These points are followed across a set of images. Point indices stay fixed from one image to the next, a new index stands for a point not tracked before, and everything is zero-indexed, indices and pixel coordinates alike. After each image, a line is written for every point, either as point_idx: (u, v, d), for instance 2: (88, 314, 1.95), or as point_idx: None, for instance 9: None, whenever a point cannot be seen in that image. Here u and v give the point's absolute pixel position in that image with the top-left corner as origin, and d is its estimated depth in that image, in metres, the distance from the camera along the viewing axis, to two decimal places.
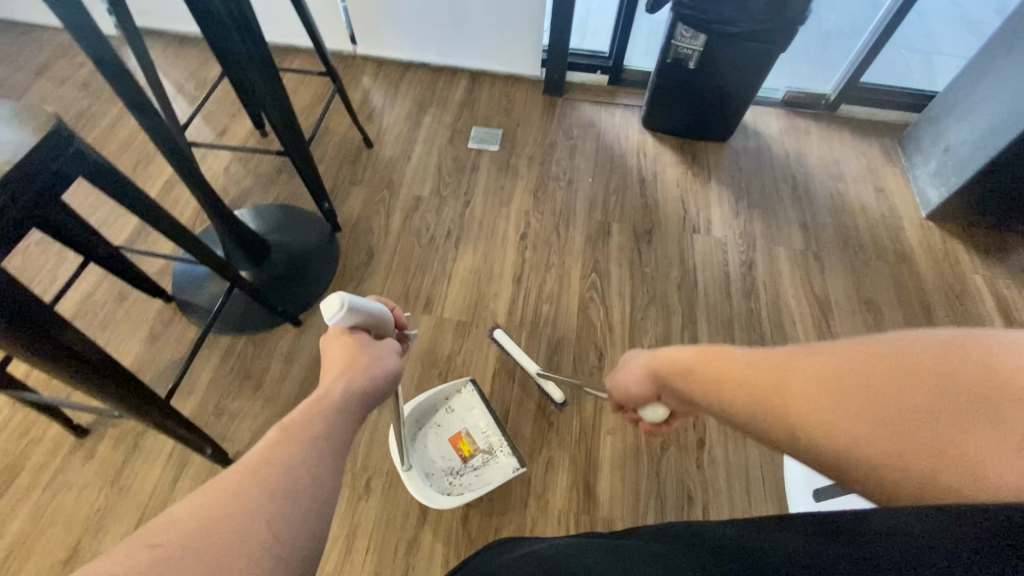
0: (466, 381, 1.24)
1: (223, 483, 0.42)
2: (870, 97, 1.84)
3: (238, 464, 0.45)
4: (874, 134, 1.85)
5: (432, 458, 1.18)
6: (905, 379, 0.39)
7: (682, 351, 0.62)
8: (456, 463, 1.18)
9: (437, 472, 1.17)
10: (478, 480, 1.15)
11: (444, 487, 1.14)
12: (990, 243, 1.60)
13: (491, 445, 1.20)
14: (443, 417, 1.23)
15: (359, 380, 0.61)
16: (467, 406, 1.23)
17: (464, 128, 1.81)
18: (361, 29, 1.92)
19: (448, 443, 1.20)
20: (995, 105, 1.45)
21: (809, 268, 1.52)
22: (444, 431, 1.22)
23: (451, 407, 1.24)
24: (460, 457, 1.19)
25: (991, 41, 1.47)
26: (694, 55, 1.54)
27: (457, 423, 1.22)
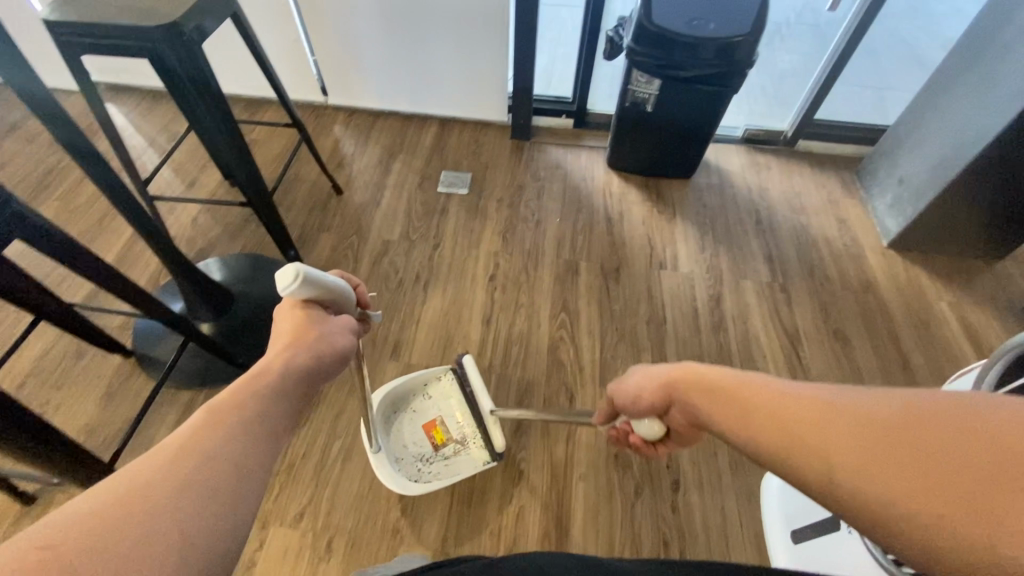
0: (447, 369, 1.26)
1: (136, 473, 0.38)
2: (825, 133, 1.91)
3: (156, 449, 0.41)
4: (832, 167, 1.91)
5: (404, 444, 1.21)
6: (940, 426, 0.39)
7: (706, 367, 0.62)
8: (427, 451, 1.21)
9: (407, 458, 1.19)
10: (447, 470, 1.18)
11: (413, 472, 1.17)
12: (951, 270, 1.63)
13: (464, 436, 1.22)
14: (419, 404, 1.25)
15: (305, 353, 0.60)
16: (445, 393, 1.26)
17: (433, 173, 1.83)
18: (331, 81, 1.97)
19: (422, 429, 1.23)
20: (942, 137, 1.49)
21: (776, 300, 1.53)
22: (419, 416, 1.25)
23: (428, 395, 1.26)
24: (432, 444, 1.21)
25: (936, 76, 1.52)
26: (650, 99, 1.60)
27: (433, 410, 1.25)
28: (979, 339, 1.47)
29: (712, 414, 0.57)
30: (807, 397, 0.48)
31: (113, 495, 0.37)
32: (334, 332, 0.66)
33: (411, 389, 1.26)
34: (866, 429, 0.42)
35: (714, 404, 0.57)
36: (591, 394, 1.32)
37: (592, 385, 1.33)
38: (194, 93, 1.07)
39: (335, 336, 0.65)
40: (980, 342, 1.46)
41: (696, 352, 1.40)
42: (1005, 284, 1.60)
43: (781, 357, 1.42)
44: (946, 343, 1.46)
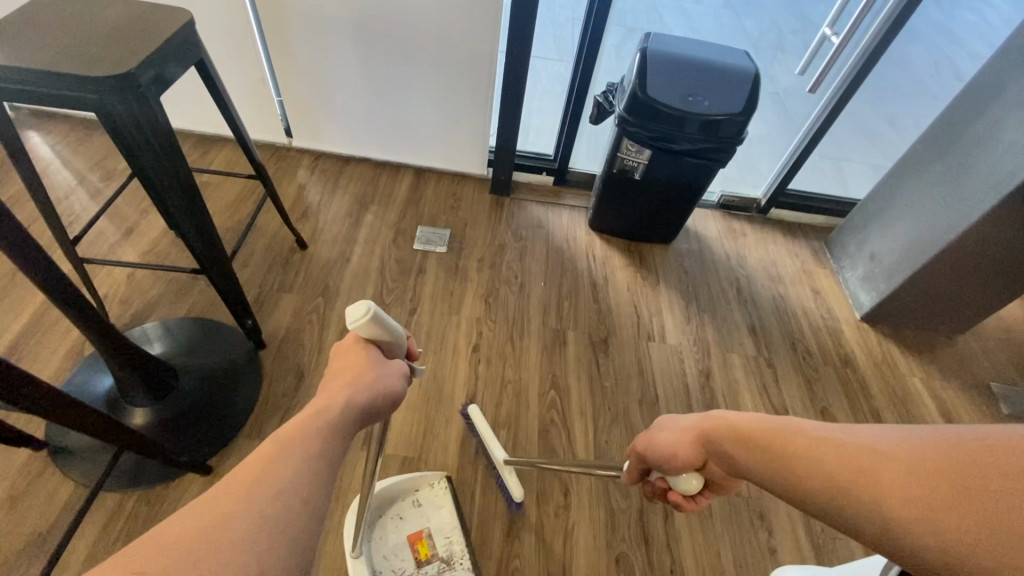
0: (442, 477, 1.15)
1: (217, 498, 0.46)
2: (796, 203, 1.96)
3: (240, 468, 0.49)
4: (802, 236, 1.96)
5: (383, 555, 1.05)
6: (977, 466, 0.47)
7: (740, 416, 0.69)
8: (408, 567, 1.04)
9: (385, 573, 1.02)
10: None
11: None
12: (919, 344, 1.68)
13: (451, 553, 1.07)
14: (407, 510, 1.11)
15: (362, 393, 0.68)
16: (437, 503, 1.12)
17: (408, 228, 1.71)
18: (297, 123, 1.83)
19: (405, 540, 1.08)
20: (908, 213, 1.58)
21: (764, 376, 1.51)
22: (404, 525, 1.10)
23: (417, 502, 1.12)
24: (414, 560, 1.05)
25: (903, 159, 1.60)
26: (639, 167, 1.57)
27: (420, 520, 1.11)
28: (952, 416, 1.51)
29: (756, 461, 0.63)
30: (853, 443, 0.56)
31: (188, 528, 0.43)
32: (386, 375, 0.74)
33: (399, 493, 1.12)
34: (915, 471, 0.50)
35: (759, 451, 0.64)
36: (586, 486, 1.22)
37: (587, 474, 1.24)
38: (147, 153, 0.92)
39: (387, 379, 0.73)
40: (953, 419, 1.50)
41: None
42: (968, 358, 1.67)
43: None
44: (923, 422, 1.49)
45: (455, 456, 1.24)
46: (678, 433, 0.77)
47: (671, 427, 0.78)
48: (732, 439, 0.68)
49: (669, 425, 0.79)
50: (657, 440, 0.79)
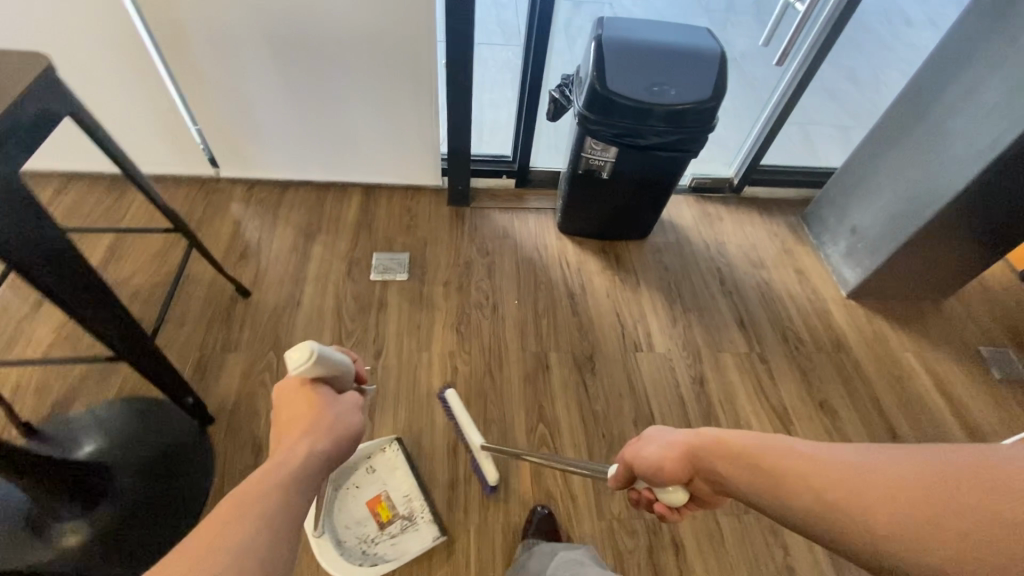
0: (391, 440, 1.18)
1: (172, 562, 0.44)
2: (769, 179, 1.87)
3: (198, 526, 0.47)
4: (778, 213, 1.88)
5: (345, 524, 1.10)
6: (966, 479, 0.47)
7: (729, 433, 0.68)
8: (372, 531, 1.11)
9: (350, 539, 1.09)
10: (392, 551, 1.08)
11: (356, 556, 1.06)
12: (907, 314, 1.64)
13: (412, 509, 1.13)
14: (363, 478, 1.16)
15: (321, 443, 0.65)
16: (391, 465, 1.17)
17: (363, 257, 1.55)
18: (223, 151, 1.63)
19: (365, 506, 1.13)
20: (886, 183, 1.51)
21: (758, 373, 1.44)
22: (363, 492, 1.15)
23: (372, 467, 1.17)
24: (376, 523, 1.11)
25: (877, 126, 1.52)
26: (606, 166, 1.44)
27: (377, 485, 1.16)
28: (949, 389, 1.47)
29: (748, 481, 0.62)
30: (843, 460, 0.56)
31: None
32: (342, 414, 0.71)
33: (352, 463, 1.17)
34: (905, 487, 0.50)
35: (749, 470, 0.62)
36: (589, 531, 1.13)
37: (588, 516, 1.15)
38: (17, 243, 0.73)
39: (343, 419, 0.70)
40: (950, 393, 1.46)
41: None
42: (956, 324, 1.63)
43: None
44: (923, 401, 1.44)
45: (445, 517, 1.13)
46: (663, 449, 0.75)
47: (660, 441, 0.77)
48: (721, 458, 0.67)
49: (658, 438, 0.78)
50: (646, 454, 0.77)
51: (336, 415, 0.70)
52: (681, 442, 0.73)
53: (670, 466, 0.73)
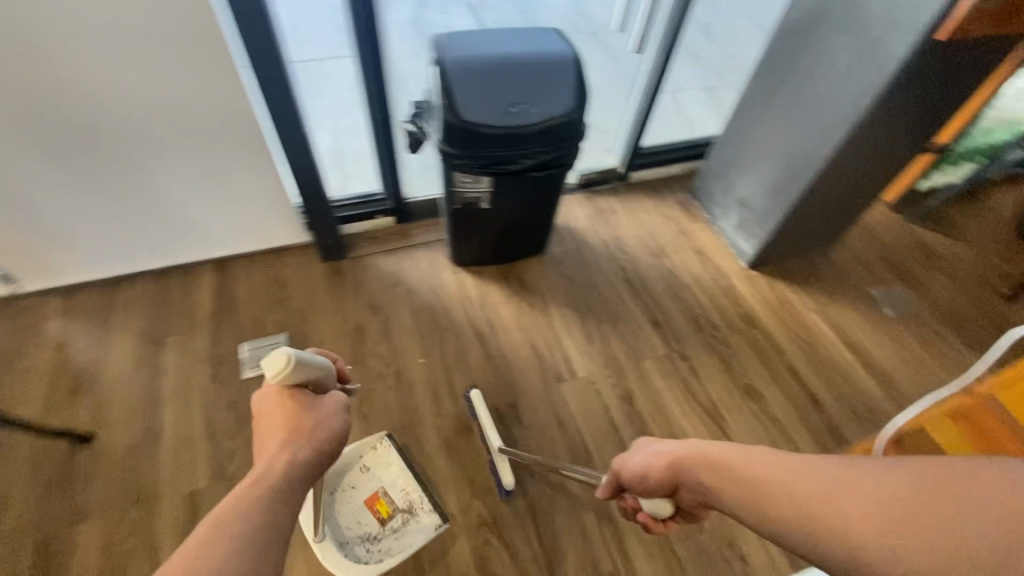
0: (381, 437, 1.19)
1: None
2: (652, 160, 1.83)
3: (183, 545, 0.47)
4: (668, 192, 1.85)
5: (346, 525, 1.11)
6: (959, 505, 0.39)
7: (714, 444, 0.60)
8: (373, 528, 1.12)
9: (352, 539, 1.10)
10: (396, 545, 1.09)
11: (360, 555, 1.08)
12: (802, 271, 1.68)
13: (411, 501, 1.15)
14: (359, 478, 1.16)
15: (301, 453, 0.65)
16: (384, 462, 1.18)
17: (230, 352, 1.32)
18: (13, 264, 1.30)
19: (364, 506, 1.14)
20: (763, 153, 1.50)
21: (682, 374, 1.40)
22: (360, 492, 1.16)
23: (365, 468, 1.17)
24: (377, 519, 1.13)
25: (746, 97, 1.50)
26: (483, 196, 1.30)
27: (373, 483, 1.16)
28: (853, 340, 1.53)
29: (727, 496, 0.55)
30: (824, 473, 0.48)
31: None
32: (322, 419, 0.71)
33: (347, 466, 1.17)
34: (886, 503, 0.43)
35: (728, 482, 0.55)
36: None
37: None
38: None
39: (324, 423, 0.70)
40: (855, 344, 1.52)
41: None
42: (846, 272, 1.70)
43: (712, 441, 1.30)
44: (832, 358, 1.48)
45: None
46: (651, 459, 0.68)
47: (646, 451, 0.71)
48: (703, 469, 0.59)
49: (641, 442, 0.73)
50: (632, 463, 0.71)
51: (317, 419, 0.70)
52: (661, 452, 0.67)
53: (652, 482, 0.68)
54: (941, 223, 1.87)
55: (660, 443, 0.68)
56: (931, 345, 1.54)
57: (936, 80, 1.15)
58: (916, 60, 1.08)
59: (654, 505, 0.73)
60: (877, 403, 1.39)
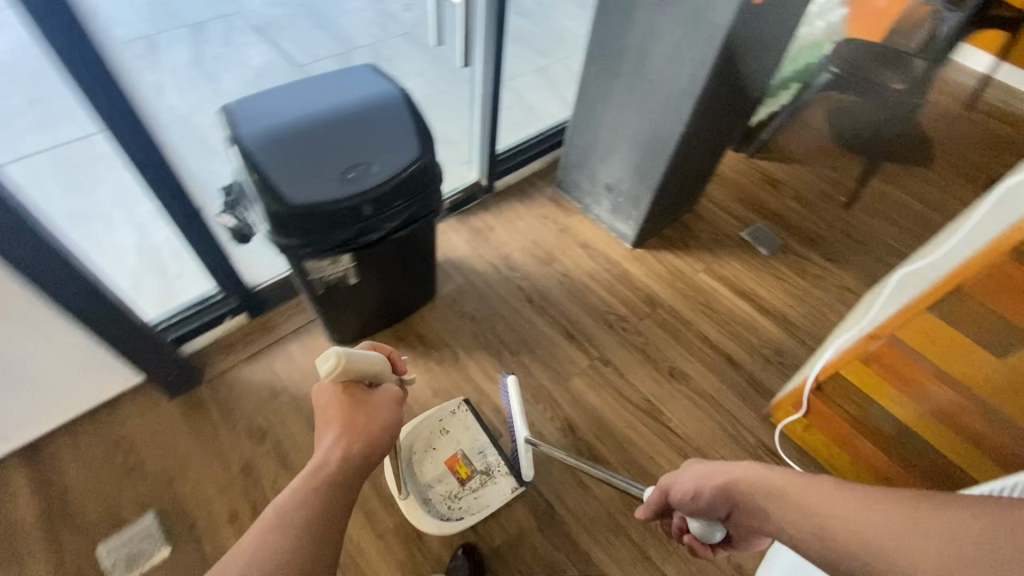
0: (461, 403, 1.25)
1: (244, 545, 0.61)
2: (512, 163, 1.74)
3: (259, 522, 0.64)
4: (536, 190, 1.78)
5: (429, 483, 1.19)
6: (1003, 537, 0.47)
7: (769, 470, 0.66)
8: (454, 487, 1.19)
9: (436, 498, 1.18)
10: (475, 504, 1.17)
11: (443, 512, 1.16)
12: (681, 235, 1.72)
13: (488, 463, 1.21)
14: (439, 439, 1.23)
15: (354, 446, 0.78)
16: (464, 425, 1.24)
17: (83, 564, 1.01)
18: None
19: (444, 466, 1.21)
20: (620, 136, 1.46)
21: (610, 379, 1.37)
22: (440, 453, 1.23)
23: (445, 429, 1.24)
24: (457, 479, 1.20)
25: (589, 83, 1.44)
26: (348, 273, 1.07)
27: (453, 446, 1.23)
28: (742, 287, 1.61)
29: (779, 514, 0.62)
30: (883, 506, 0.54)
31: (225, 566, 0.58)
32: (375, 410, 0.84)
33: (429, 429, 1.24)
34: (943, 542, 0.49)
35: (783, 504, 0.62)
36: None
37: None
38: None
39: (376, 414, 0.83)
40: (745, 291, 1.60)
41: (602, 516, 1.17)
42: (716, 222, 1.78)
43: (658, 437, 1.29)
44: (732, 311, 1.55)
45: None
46: (700, 475, 0.75)
47: (692, 472, 0.77)
48: (757, 494, 0.65)
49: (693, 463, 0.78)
50: (682, 482, 0.79)
51: (369, 411, 0.83)
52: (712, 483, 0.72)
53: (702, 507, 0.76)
54: (778, 148, 2.04)
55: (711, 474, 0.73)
56: (803, 269, 1.67)
57: (758, 36, 1.17)
58: (740, 25, 1.08)
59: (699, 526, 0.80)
60: (781, 342, 1.48)
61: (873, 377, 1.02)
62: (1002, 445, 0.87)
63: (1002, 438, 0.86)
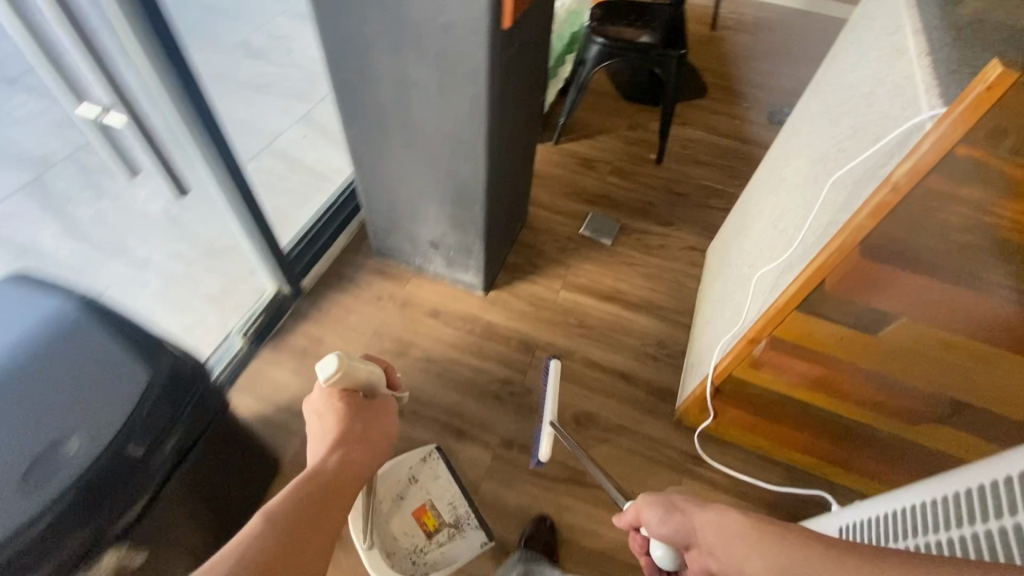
0: (431, 449, 1.17)
1: (254, 533, 0.70)
2: (313, 252, 1.42)
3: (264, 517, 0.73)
4: (354, 268, 1.48)
5: (395, 535, 1.12)
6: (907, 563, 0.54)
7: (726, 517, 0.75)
8: (420, 540, 1.12)
9: (401, 552, 1.10)
10: (442, 559, 1.10)
11: (408, 567, 1.09)
12: (528, 258, 1.59)
13: (457, 516, 1.13)
14: (407, 489, 1.16)
15: (348, 452, 0.90)
16: (433, 474, 1.17)
17: None
18: None
19: (412, 516, 1.14)
20: (420, 190, 1.23)
21: (518, 462, 1.21)
22: (407, 503, 1.15)
23: (414, 479, 1.17)
24: (424, 532, 1.12)
25: (359, 144, 1.17)
26: (135, 555, 0.72)
27: (421, 495, 1.15)
28: (603, 288, 1.53)
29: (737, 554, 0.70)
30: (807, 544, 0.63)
31: (237, 552, 0.66)
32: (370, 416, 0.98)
33: (399, 477, 1.16)
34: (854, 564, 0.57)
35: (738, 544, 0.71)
36: None
37: None
38: None
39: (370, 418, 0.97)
40: (607, 291, 1.52)
41: None
42: (553, 227, 1.67)
43: (590, 501, 1.17)
44: (604, 319, 1.46)
45: None
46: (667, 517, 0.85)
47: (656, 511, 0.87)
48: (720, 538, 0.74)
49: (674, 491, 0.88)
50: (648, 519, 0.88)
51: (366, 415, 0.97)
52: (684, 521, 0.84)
53: (668, 535, 0.86)
54: (583, 128, 1.99)
55: (691, 503, 0.83)
56: (647, 244, 1.65)
57: (522, 56, 1.01)
58: (501, 61, 0.91)
59: (665, 553, 0.91)
60: (662, 333, 1.43)
61: (767, 378, 0.97)
62: (893, 405, 0.89)
63: (893, 397, 0.88)
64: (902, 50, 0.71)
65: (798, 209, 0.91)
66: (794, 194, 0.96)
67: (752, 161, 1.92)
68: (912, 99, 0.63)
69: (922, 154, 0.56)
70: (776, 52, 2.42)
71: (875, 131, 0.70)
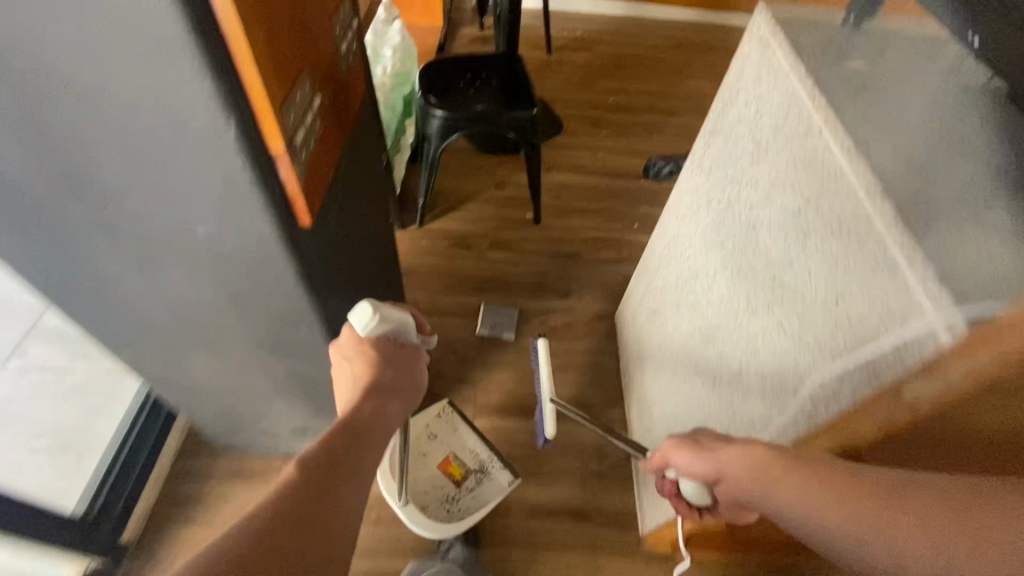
0: (444, 404, 1.20)
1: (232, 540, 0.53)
2: (127, 492, 1.02)
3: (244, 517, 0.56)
4: (195, 480, 1.09)
5: (423, 491, 1.14)
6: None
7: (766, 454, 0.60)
8: (450, 490, 1.15)
9: (433, 503, 1.14)
10: (475, 503, 1.13)
11: (443, 516, 1.12)
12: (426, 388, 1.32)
13: (481, 462, 1.17)
14: (427, 444, 1.19)
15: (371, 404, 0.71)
16: (451, 427, 1.21)
17: None
18: None
19: (437, 470, 1.17)
20: (252, 394, 0.89)
21: None
22: (431, 458, 1.18)
23: (433, 434, 1.20)
24: (452, 482, 1.16)
25: (137, 363, 0.80)
26: None
27: (442, 449, 1.18)
28: (521, 399, 1.31)
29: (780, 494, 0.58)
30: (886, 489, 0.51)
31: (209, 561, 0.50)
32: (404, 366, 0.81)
33: (419, 435, 1.19)
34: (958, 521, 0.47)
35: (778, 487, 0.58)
36: None
37: None
38: None
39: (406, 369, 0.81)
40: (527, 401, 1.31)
41: None
42: (444, 335, 1.42)
43: None
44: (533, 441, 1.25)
45: None
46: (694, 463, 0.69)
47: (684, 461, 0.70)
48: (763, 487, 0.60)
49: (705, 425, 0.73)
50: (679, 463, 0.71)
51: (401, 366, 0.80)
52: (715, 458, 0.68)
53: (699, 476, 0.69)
54: (445, 199, 1.74)
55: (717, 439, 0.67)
56: (553, 325, 1.46)
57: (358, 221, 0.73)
58: (319, 256, 0.64)
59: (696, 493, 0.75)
60: (600, 439, 1.25)
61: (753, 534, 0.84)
62: None
63: None
64: (832, 174, 0.55)
65: (735, 332, 0.76)
66: (720, 304, 0.82)
67: (629, 197, 1.83)
68: (884, 270, 0.48)
69: (950, 383, 0.43)
70: (615, 66, 2.36)
71: (830, 284, 0.55)
